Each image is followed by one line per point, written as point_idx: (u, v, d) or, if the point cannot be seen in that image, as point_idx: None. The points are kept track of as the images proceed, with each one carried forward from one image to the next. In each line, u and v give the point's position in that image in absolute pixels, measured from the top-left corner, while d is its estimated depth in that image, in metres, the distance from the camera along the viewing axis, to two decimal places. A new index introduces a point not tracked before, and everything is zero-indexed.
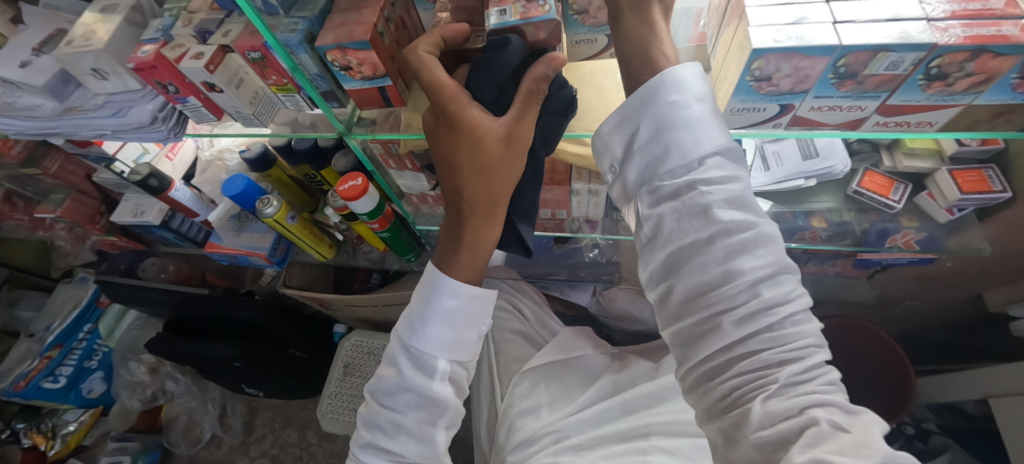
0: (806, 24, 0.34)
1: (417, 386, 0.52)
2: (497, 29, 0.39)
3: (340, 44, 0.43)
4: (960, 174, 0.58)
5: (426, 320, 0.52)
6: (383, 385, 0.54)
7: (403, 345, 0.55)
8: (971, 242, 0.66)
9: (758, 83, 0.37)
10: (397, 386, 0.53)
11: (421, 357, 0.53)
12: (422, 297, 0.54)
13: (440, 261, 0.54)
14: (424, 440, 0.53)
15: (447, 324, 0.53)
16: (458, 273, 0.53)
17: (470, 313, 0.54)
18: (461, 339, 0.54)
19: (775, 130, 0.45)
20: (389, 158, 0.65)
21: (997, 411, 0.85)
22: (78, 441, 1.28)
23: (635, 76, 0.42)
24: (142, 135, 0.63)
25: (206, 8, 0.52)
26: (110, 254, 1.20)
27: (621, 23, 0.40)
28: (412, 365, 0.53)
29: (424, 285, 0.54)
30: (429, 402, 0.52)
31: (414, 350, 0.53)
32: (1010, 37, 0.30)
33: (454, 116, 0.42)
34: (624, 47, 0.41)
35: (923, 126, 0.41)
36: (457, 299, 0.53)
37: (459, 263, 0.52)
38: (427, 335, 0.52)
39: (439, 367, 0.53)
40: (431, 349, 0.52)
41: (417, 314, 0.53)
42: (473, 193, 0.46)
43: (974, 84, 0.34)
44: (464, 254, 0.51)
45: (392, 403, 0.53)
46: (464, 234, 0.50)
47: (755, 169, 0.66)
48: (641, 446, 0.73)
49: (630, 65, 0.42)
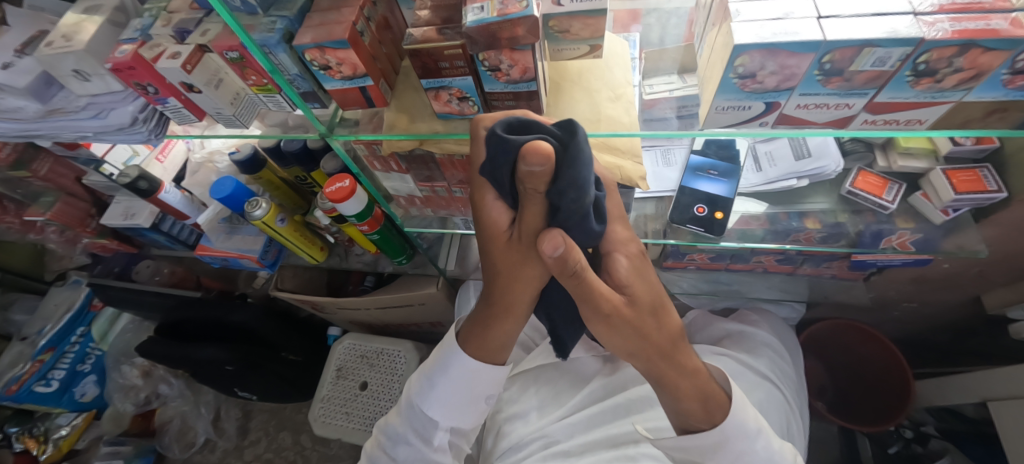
0: (790, 19, 0.33)
1: (418, 445, 0.58)
2: (473, 26, 0.37)
3: (318, 43, 0.42)
4: (954, 174, 0.57)
5: (433, 389, 0.55)
6: (387, 429, 0.61)
7: (410, 399, 0.59)
8: (967, 243, 0.64)
9: (743, 80, 0.36)
10: (399, 436, 0.59)
11: (424, 418, 0.57)
12: (434, 360, 0.56)
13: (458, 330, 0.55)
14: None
15: (452, 397, 0.55)
16: (472, 348, 0.52)
17: (479, 386, 0.55)
18: (466, 409, 0.56)
19: (762, 129, 0.44)
20: (375, 160, 0.64)
21: (996, 415, 0.82)
22: (71, 445, 1.27)
23: (670, 387, 0.47)
24: (124, 137, 0.62)
25: (186, 8, 0.52)
26: (103, 257, 1.18)
27: (615, 342, 0.45)
28: (416, 424, 0.58)
29: (440, 352, 0.55)
30: (427, 460, 0.58)
31: (420, 411, 0.57)
32: (999, 31, 0.29)
33: (479, 201, 0.43)
34: (657, 374, 0.46)
35: (913, 124, 0.40)
36: (468, 374, 0.53)
37: (475, 342, 0.52)
38: (433, 400, 0.56)
39: (439, 431, 0.57)
40: (436, 414, 0.56)
41: (426, 376, 0.56)
42: (493, 285, 0.47)
43: (964, 80, 0.33)
44: (478, 332, 0.51)
45: (395, 450, 0.59)
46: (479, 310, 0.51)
47: (747, 169, 0.67)
48: (630, 453, 0.70)
49: (662, 378, 0.46)
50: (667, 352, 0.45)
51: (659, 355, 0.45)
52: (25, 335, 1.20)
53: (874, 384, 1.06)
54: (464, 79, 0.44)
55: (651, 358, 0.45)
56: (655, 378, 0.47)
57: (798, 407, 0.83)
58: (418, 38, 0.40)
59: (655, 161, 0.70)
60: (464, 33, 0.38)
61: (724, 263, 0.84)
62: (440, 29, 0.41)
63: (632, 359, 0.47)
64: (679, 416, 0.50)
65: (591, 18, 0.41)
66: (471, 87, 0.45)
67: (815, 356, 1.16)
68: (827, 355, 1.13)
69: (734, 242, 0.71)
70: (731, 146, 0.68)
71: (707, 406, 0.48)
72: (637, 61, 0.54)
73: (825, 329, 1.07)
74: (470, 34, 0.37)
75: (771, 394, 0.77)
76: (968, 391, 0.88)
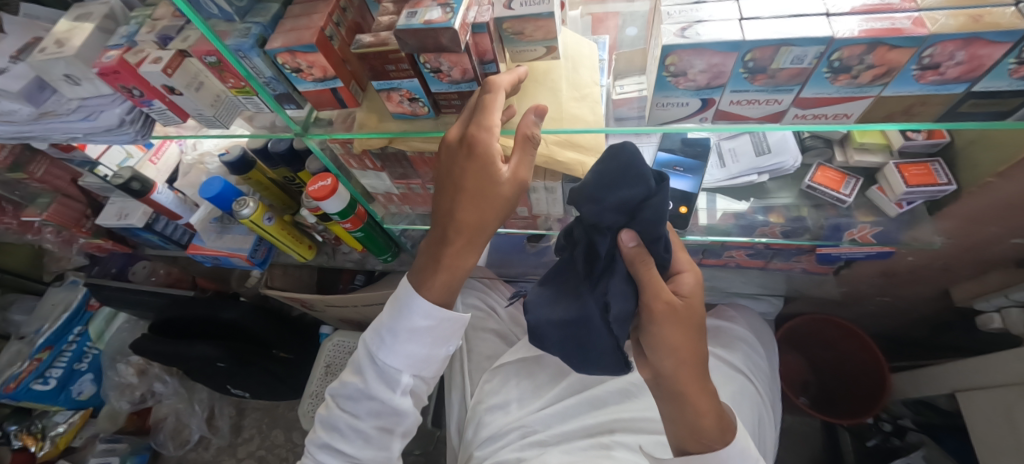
0: (713, 21, 0.36)
1: (381, 397, 0.59)
2: (403, 31, 0.39)
3: (288, 48, 0.45)
4: (906, 168, 0.59)
5: (394, 337, 0.57)
6: (346, 389, 0.61)
7: (369, 354, 0.60)
8: (921, 236, 0.66)
9: (676, 78, 0.39)
10: (360, 391, 0.60)
11: (386, 369, 0.58)
12: (391, 310, 0.58)
13: (419, 280, 0.57)
14: (381, 445, 0.61)
15: (415, 341, 0.58)
16: (432, 292, 0.56)
17: (440, 333, 0.59)
18: (426, 357, 0.59)
19: (704, 124, 0.46)
20: (351, 158, 0.67)
21: (966, 406, 0.83)
22: (66, 443, 1.29)
23: (688, 399, 0.49)
24: (112, 138, 0.65)
25: (169, 16, 0.55)
26: (100, 258, 1.19)
27: (657, 333, 0.49)
28: (376, 377, 0.59)
29: (398, 304, 0.57)
30: (391, 411, 0.59)
31: (381, 361, 0.58)
32: (902, 30, 0.32)
33: (482, 140, 0.46)
34: (680, 383, 0.49)
35: (841, 118, 0.42)
36: (430, 317, 0.56)
37: (435, 286, 0.56)
38: (394, 349, 0.58)
39: (401, 381, 0.59)
40: (398, 363, 0.58)
41: (387, 327, 0.58)
42: (463, 220, 0.51)
43: (879, 76, 0.36)
44: (440, 275, 0.55)
45: (355, 404, 0.60)
46: (436, 249, 0.55)
47: (711, 166, 0.70)
48: (604, 441, 0.71)
49: (683, 389, 0.49)
50: (699, 365, 0.50)
51: (693, 360, 0.49)
52: (24, 334, 1.22)
53: (858, 378, 1.07)
54: (411, 81, 0.47)
55: (683, 365, 0.49)
56: (677, 389, 0.49)
57: (770, 400, 0.85)
58: (365, 43, 0.43)
59: None
60: (395, 36, 0.40)
61: (698, 258, 0.86)
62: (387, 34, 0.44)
63: (666, 366, 0.49)
64: (691, 435, 0.51)
65: (542, 21, 0.44)
66: (419, 89, 0.48)
67: (797, 350, 1.18)
68: (808, 350, 1.16)
69: (700, 236, 0.73)
70: (698, 143, 0.68)
71: (722, 423, 0.50)
72: (606, 62, 0.56)
73: (805, 324, 1.09)
74: (400, 37, 0.40)
75: (744, 387, 0.78)
76: (938, 383, 0.89)
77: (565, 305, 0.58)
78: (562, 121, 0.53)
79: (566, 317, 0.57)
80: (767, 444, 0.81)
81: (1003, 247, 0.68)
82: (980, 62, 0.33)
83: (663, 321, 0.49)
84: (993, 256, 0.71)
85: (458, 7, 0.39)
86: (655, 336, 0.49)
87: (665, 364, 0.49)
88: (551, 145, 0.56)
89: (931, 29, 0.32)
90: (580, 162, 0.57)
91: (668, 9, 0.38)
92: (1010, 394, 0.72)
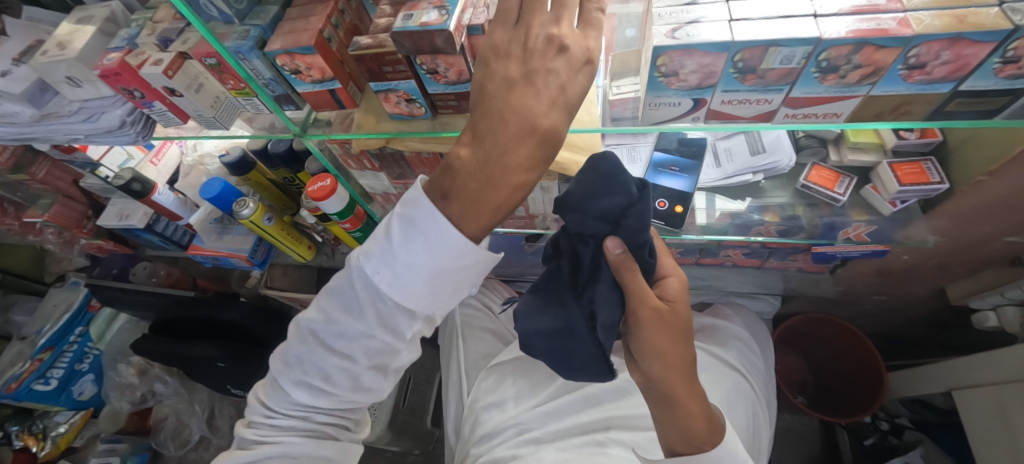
0: (704, 22, 0.37)
1: (382, 339, 0.48)
2: (399, 33, 0.40)
3: (287, 50, 0.45)
4: (900, 167, 0.59)
5: (411, 279, 0.43)
6: (334, 327, 0.48)
7: (364, 288, 0.46)
8: (915, 234, 0.67)
9: (668, 78, 0.40)
10: (354, 331, 0.48)
11: (391, 310, 0.46)
12: (408, 242, 0.42)
13: (456, 210, 0.40)
14: (376, 383, 0.53)
15: (433, 285, 0.44)
16: (469, 228, 0.41)
17: (468, 277, 0.46)
18: (440, 302, 0.47)
19: (696, 123, 0.47)
20: (349, 158, 0.67)
21: (961, 404, 0.83)
22: (67, 443, 1.31)
23: (675, 401, 0.51)
24: (113, 139, 0.66)
25: (170, 18, 0.56)
26: (102, 259, 1.21)
27: (644, 338, 0.51)
28: (378, 317, 0.47)
29: (421, 239, 0.41)
30: (392, 352, 0.50)
31: (389, 301, 0.45)
32: (888, 30, 0.33)
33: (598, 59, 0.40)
34: (668, 386, 0.50)
35: (830, 117, 0.43)
36: (462, 262, 0.43)
37: (480, 220, 0.41)
38: (406, 289, 0.44)
39: (408, 324, 0.48)
40: (411, 306, 0.46)
41: (399, 263, 0.43)
42: (551, 139, 0.39)
43: (866, 75, 0.36)
44: (493, 206, 0.40)
45: (345, 344, 0.49)
46: (494, 165, 0.39)
47: (707, 166, 0.70)
48: (600, 438, 0.73)
49: (671, 392, 0.50)
50: (688, 369, 0.51)
51: (681, 363, 0.51)
52: (24, 335, 1.22)
53: (855, 376, 1.08)
54: (407, 82, 0.48)
55: (671, 369, 0.50)
56: (665, 392, 0.51)
57: (765, 397, 0.86)
58: (362, 45, 0.44)
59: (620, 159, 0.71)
60: (391, 38, 0.41)
61: (695, 257, 0.86)
62: (383, 35, 0.44)
63: (655, 370, 0.51)
64: (682, 438, 0.52)
65: None
66: (416, 90, 0.49)
67: (795, 350, 1.19)
68: (806, 349, 1.17)
69: (697, 235, 0.74)
70: (693, 143, 0.69)
71: (712, 425, 0.52)
72: (602, 63, 0.57)
73: (802, 323, 1.09)
74: (396, 39, 0.40)
75: (739, 385, 0.79)
76: (934, 381, 0.90)
77: (552, 315, 0.56)
78: None
79: (552, 327, 0.56)
80: (762, 441, 0.81)
81: (997, 245, 0.68)
82: (966, 61, 0.34)
83: (650, 326, 0.50)
84: (987, 254, 0.71)
85: (452, 10, 0.40)
86: (643, 342, 0.51)
87: (653, 369, 0.51)
88: None
89: (916, 29, 0.32)
90: (573, 160, 0.58)
91: (659, 11, 0.39)
92: (1004, 392, 0.72)
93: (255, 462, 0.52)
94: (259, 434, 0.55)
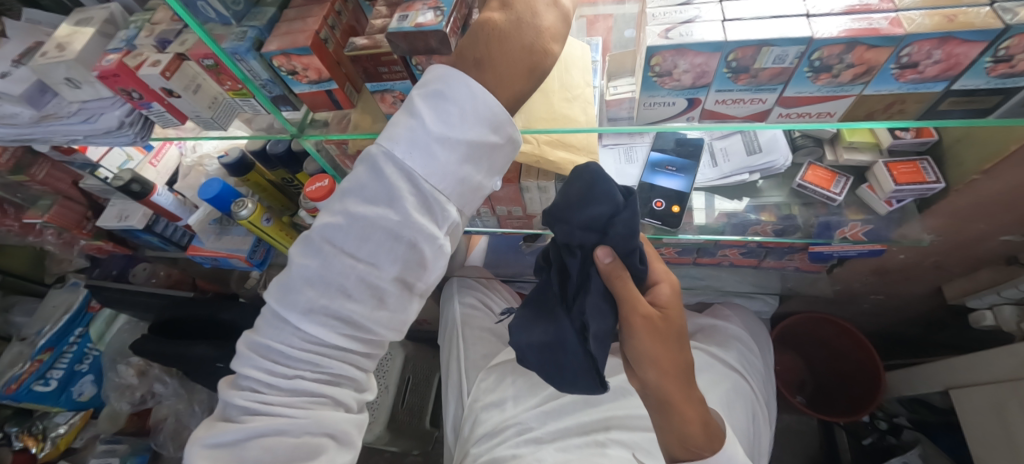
0: (698, 22, 0.37)
1: (414, 237, 0.44)
2: (394, 33, 0.40)
3: (283, 51, 0.46)
4: (895, 167, 0.59)
5: (446, 158, 0.42)
6: (359, 226, 0.43)
7: (394, 173, 0.42)
8: (911, 234, 0.68)
9: (661, 78, 0.40)
10: (383, 230, 0.43)
11: (426, 196, 0.43)
12: (442, 116, 0.40)
13: (491, 77, 0.40)
14: (398, 306, 0.48)
15: (470, 160, 0.43)
16: (503, 94, 0.41)
17: (497, 159, 0.45)
18: (473, 189, 0.45)
19: (691, 123, 0.47)
20: (346, 159, 0.69)
21: (959, 403, 0.83)
22: (67, 444, 1.30)
23: (672, 408, 0.51)
24: (111, 140, 0.66)
25: (167, 20, 0.56)
26: (102, 260, 1.20)
27: (639, 345, 0.51)
28: (412, 208, 0.43)
29: (460, 104, 0.39)
30: (420, 261, 0.46)
31: (422, 188, 0.43)
32: (879, 30, 0.33)
33: None
34: (665, 394, 0.51)
35: (824, 117, 0.43)
36: (498, 136, 0.42)
37: (514, 86, 0.41)
38: (441, 170, 0.42)
39: (442, 214, 0.45)
40: (446, 190, 0.44)
41: (437, 135, 0.41)
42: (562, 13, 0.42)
43: (858, 75, 0.37)
44: (524, 65, 0.40)
45: (368, 255, 0.44)
46: (528, 25, 0.39)
47: (704, 165, 0.70)
48: (600, 439, 0.74)
49: (669, 399, 0.51)
50: (683, 374, 0.51)
51: (677, 369, 0.51)
52: (24, 336, 1.22)
53: (853, 376, 1.08)
54: (403, 82, 0.49)
55: (667, 375, 0.50)
56: (663, 398, 0.51)
57: (764, 397, 0.86)
58: (358, 45, 0.44)
59: (617, 159, 0.71)
60: (387, 39, 0.41)
61: (693, 257, 0.86)
62: (379, 35, 0.45)
63: (651, 377, 0.51)
64: (680, 444, 0.52)
65: None
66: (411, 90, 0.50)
67: (793, 350, 1.20)
68: (805, 348, 1.17)
69: (693, 234, 0.74)
70: (691, 142, 0.69)
71: (708, 431, 0.52)
72: (599, 63, 0.57)
73: (801, 321, 1.09)
74: (391, 39, 0.41)
75: (738, 385, 0.79)
76: (933, 380, 0.90)
77: (542, 328, 0.59)
78: (553, 120, 0.54)
79: (543, 340, 0.58)
80: (762, 441, 0.81)
81: (993, 244, 0.68)
82: (957, 60, 0.34)
83: (643, 334, 0.50)
84: (984, 253, 0.71)
85: (446, 11, 0.40)
86: (637, 349, 0.51)
87: (649, 376, 0.51)
88: (544, 145, 0.57)
89: (906, 29, 0.33)
90: (570, 160, 0.58)
91: (653, 11, 0.39)
92: (1001, 391, 0.72)
93: (248, 437, 0.45)
94: (250, 399, 0.47)
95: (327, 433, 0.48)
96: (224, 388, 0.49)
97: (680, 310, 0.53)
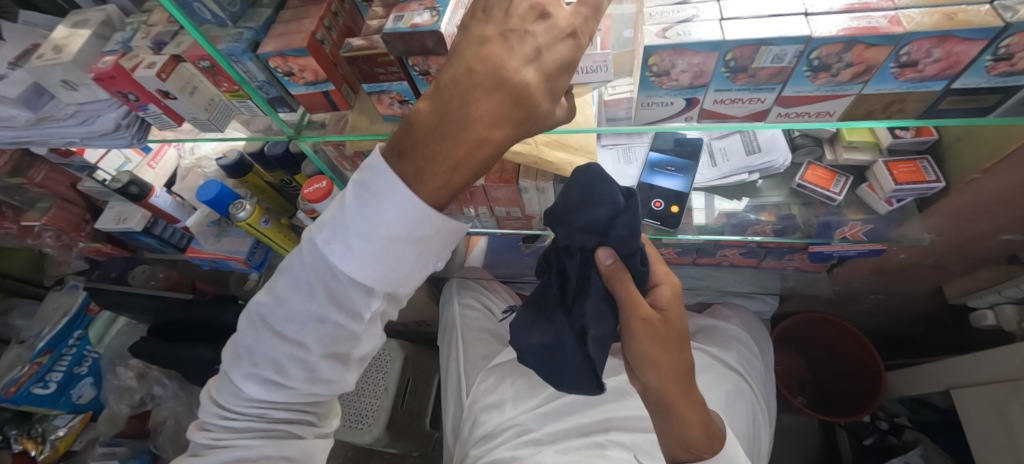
0: (695, 22, 0.37)
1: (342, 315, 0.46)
2: (390, 34, 0.40)
3: (280, 52, 0.45)
4: (895, 166, 0.59)
5: (364, 248, 0.43)
6: (292, 306, 0.47)
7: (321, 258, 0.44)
8: (910, 233, 0.67)
9: (659, 78, 0.40)
10: (312, 310, 0.46)
11: (350, 282, 0.45)
12: (358, 211, 0.41)
13: (412, 171, 0.39)
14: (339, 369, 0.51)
15: (391, 252, 0.43)
16: (423, 190, 0.40)
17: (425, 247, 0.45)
18: (402, 272, 0.46)
19: (689, 123, 0.47)
20: (344, 160, 0.70)
21: (960, 403, 0.83)
22: (67, 447, 1.27)
23: (673, 410, 0.51)
24: (108, 142, 0.66)
25: (164, 22, 0.56)
26: (101, 262, 1.22)
27: (640, 348, 0.51)
28: (336, 293, 0.46)
29: (375, 201, 0.40)
30: (353, 334, 0.48)
31: (345, 276, 0.45)
32: (879, 28, 0.32)
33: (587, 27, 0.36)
34: (665, 396, 0.51)
35: (824, 116, 0.43)
36: (420, 229, 0.42)
37: (435, 182, 0.39)
38: (361, 260, 0.43)
39: (370, 296, 0.46)
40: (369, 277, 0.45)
41: (355, 229, 0.42)
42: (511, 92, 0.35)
43: (857, 74, 0.37)
44: (445, 164, 0.38)
45: (300, 331, 0.47)
46: (452, 120, 0.36)
47: (703, 165, 0.70)
48: (599, 441, 0.74)
49: (670, 402, 0.51)
50: (683, 376, 0.51)
51: (677, 371, 0.51)
52: (23, 338, 1.21)
53: (853, 375, 1.08)
54: (400, 83, 0.48)
55: (666, 378, 0.51)
56: (664, 401, 0.51)
57: (764, 398, 0.86)
58: (354, 46, 0.44)
59: (616, 159, 0.71)
60: (383, 39, 0.41)
61: (692, 257, 0.86)
62: (375, 36, 0.45)
63: (651, 380, 0.51)
64: (680, 446, 0.52)
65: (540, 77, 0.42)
66: (409, 91, 0.50)
67: (794, 350, 1.20)
68: (804, 348, 1.17)
69: (693, 234, 0.74)
70: (690, 142, 0.69)
71: (709, 433, 0.52)
72: None
73: (800, 321, 1.09)
74: (387, 40, 0.40)
75: (738, 386, 0.79)
76: (934, 380, 0.89)
77: (542, 330, 0.58)
78: None
79: (542, 342, 0.57)
80: (763, 441, 0.81)
81: (993, 244, 0.68)
82: (956, 58, 0.34)
83: (647, 337, 0.51)
84: (983, 252, 0.71)
85: (443, 11, 0.40)
86: (636, 352, 0.51)
87: (650, 379, 0.51)
88: (542, 145, 0.57)
89: (906, 27, 0.32)
90: (569, 161, 0.58)
91: (651, 11, 0.39)
92: (1002, 391, 0.72)
93: None
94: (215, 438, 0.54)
95: (286, 457, 0.54)
96: (195, 429, 0.56)
97: (681, 310, 0.53)
